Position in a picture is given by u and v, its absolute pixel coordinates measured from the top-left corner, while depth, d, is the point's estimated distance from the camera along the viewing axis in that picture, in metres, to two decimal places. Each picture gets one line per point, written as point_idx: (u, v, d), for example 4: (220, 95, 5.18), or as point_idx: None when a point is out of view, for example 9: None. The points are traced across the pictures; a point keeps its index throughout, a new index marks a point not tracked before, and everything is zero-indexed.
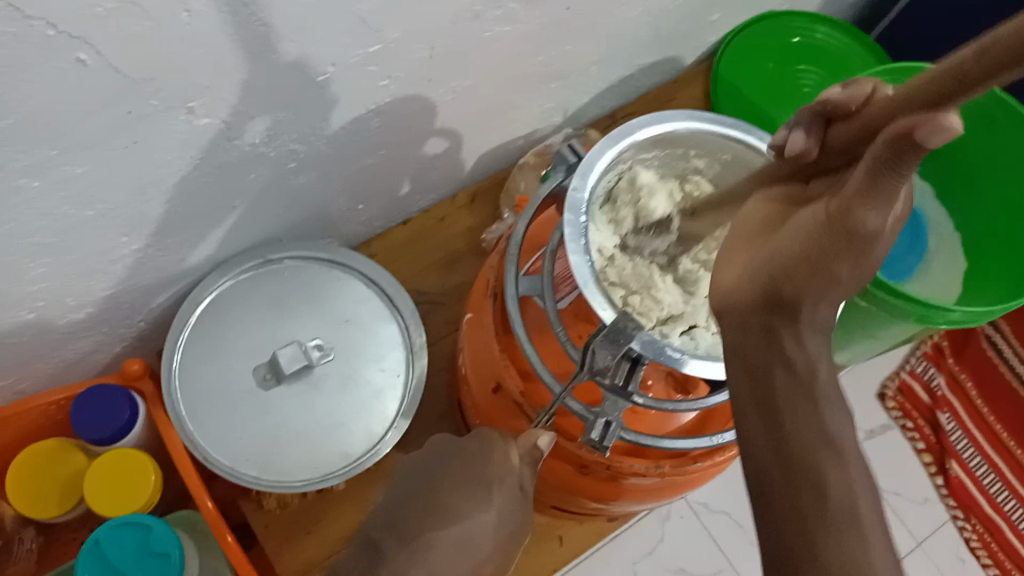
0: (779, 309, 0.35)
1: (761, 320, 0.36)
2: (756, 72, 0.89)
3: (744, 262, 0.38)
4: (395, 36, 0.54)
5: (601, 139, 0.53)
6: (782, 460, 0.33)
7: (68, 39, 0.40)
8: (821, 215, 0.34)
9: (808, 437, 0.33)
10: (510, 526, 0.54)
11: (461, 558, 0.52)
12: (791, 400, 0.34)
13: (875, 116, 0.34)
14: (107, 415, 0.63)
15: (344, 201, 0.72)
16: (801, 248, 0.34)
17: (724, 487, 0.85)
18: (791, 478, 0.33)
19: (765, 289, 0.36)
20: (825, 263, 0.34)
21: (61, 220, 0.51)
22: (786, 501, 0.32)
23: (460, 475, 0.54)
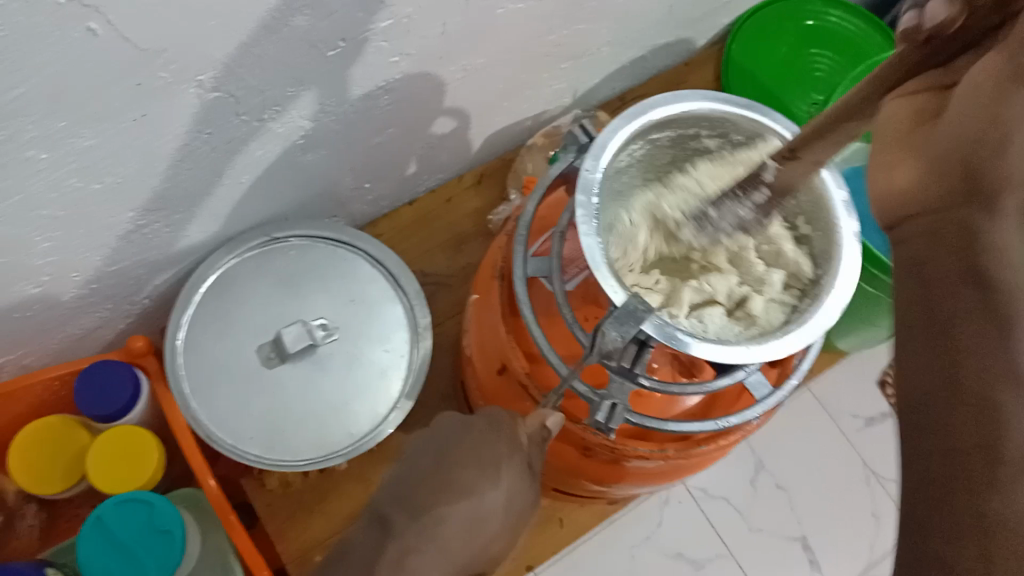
0: (971, 197, 0.29)
1: (953, 218, 0.29)
2: (768, 56, 0.88)
3: (906, 164, 0.31)
4: (407, 12, 0.54)
5: (615, 120, 0.52)
6: (975, 404, 0.27)
7: (80, 8, 0.39)
8: (975, 80, 0.30)
9: (983, 365, 0.27)
10: (519, 504, 0.52)
11: (470, 535, 0.50)
12: (954, 316, 0.28)
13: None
14: (111, 392, 0.63)
15: (351, 179, 0.71)
16: (959, 134, 0.29)
17: (725, 471, 0.85)
18: (959, 434, 0.27)
19: (960, 176, 0.29)
20: (999, 141, 0.28)
21: (68, 194, 0.51)
22: (943, 440, 0.27)
23: (470, 449, 0.52)
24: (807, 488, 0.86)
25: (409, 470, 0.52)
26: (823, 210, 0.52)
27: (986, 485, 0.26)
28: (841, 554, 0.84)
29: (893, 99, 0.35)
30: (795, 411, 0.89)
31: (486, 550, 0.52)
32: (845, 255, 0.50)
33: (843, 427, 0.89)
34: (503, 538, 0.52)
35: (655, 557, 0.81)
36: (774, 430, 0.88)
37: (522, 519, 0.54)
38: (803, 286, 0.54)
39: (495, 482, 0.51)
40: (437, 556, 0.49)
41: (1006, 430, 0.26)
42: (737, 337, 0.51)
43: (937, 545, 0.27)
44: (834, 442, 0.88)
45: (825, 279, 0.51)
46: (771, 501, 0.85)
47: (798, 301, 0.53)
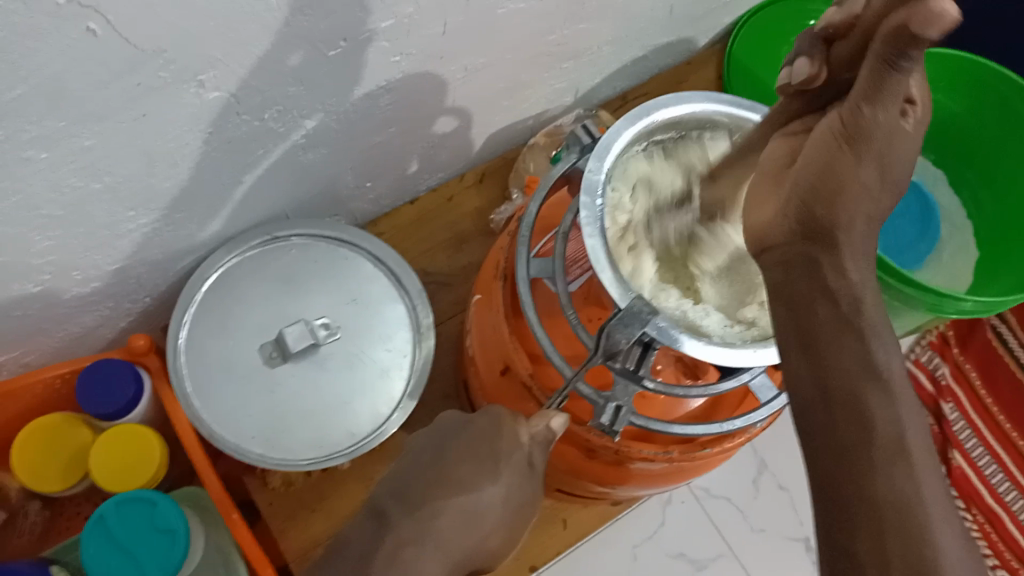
0: (815, 231, 0.40)
1: (802, 249, 0.41)
2: (771, 54, 0.87)
3: (772, 202, 0.43)
4: (407, 12, 0.54)
5: (619, 121, 0.52)
6: (846, 393, 0.37)
7: (79, 8, 0.39)
8: (829, 126, 0.40)
9: (849, 362, 0.37)
10: (522, 500, 0.53)
11: (468, 529, 0.51)
12: (825, 331, 0.38)
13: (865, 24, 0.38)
14: (113, 390, 0.63)
15: (352, 178, 0.71)
16: (816, 169, 0.40)
17: (726, 470, 0.85)
18: (836, 425, 0.36)
19: (802, 223, 0.41)
20: (843, 181, 0.39)
21: (68, 193, 0.51)
22: (837, 437, 0.36)
23: (468, 446, 0.53)
24: (809, 488, 0.86)
25: (410, 465, 0.54)
26: None
27: (868, 471, 0.35)
28: None
29: (773, 141, 0.45)
30: None
31: (485, 545, 0.52)
32: None
33: None
34: (504, 533, 0.53)
35: (656, 556, 0.81)
36: (776, 430, 0.88)
37: (525, 515, 0.54)
38: None
39: (493, 479, 0.52)
40: (435, 551, 0.50)
41: (877, 425, 0.36)
42: (740, 338, 0.50)
43: (852, 527, 0.35)
44: None
45: None
46: (771, 500, 0.85)
47: None
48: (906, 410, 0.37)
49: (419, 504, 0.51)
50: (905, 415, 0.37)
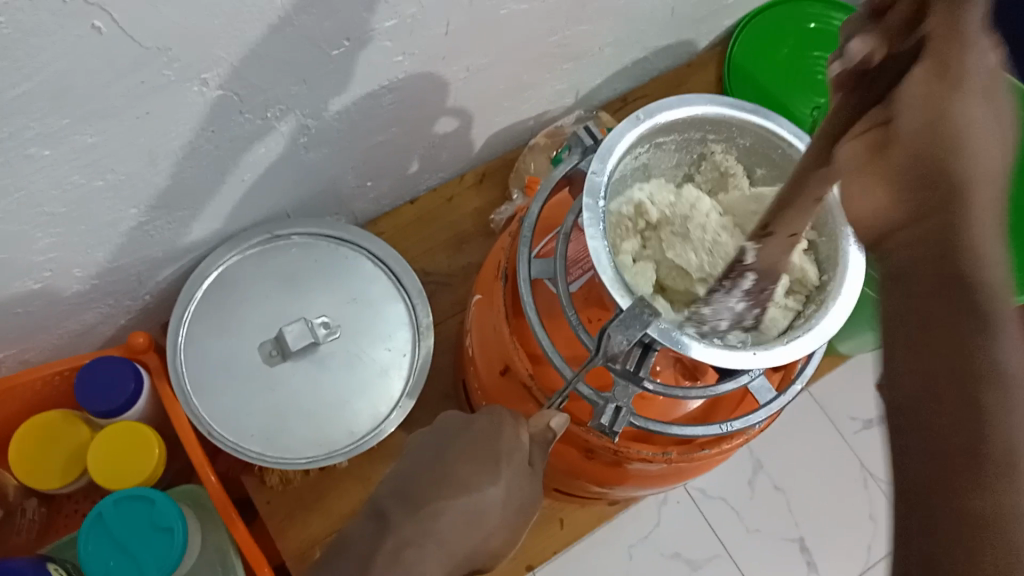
0: (934, 187, 0.30)
1: (923, 224, 0.30)
2: (771, 57, 0.88)
3: (879, 188, 0.32)
4: (411, 12, 0.54)
5: (621, 123, 0.52)
6: (966, 391, 0.27)
7: (84, 6, 0.39)
8: (917, 86, 0.32)
9: (975, 359, 0.28)
10: (523, 501, 0.52)
11: (468, 529, 0.50)
12: (947, 320, 0.28)
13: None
14: (112, 387, 0.63)
15: (353, 177, 0.71)
16: (914, 139, 0.31)
17: (722, 471, 0.86)
18: (948, 438, 0.28)
19: (912, 208, 0.30)
20: (953, 145, 0.30)
21: (71, 190, 0.51)
22: (939, 442, 0.28)
23: (470, 446, 0.52)
24: (804, 490, 0.86)
25: (411, 467, 0.53)
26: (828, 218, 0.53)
27: (974, 485, 0.27)
28: (836, 556, 0.84)
29: (845, 142, 0.36)
30: (794, 413, 0.89)
31: (485, 545, 0.52)
32: (851, 263, 0.51)
33: (839, 430, 0.89)
34: (507, 534, 0.52)
35: (651, 556, 0.81)
36: (772, 432, 0.88)
37: (528, 517, 0.53)
38: (809, 292, 0.55)
39: (494, 479, 0.51)
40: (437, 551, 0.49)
41: (987, 426, 0.27)
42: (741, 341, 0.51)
43: (935, 554, 0.27)
44: (831, 443, 0.89)
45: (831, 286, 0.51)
46: (767, 502, 0.85)
47: (802, 308, 0.54)
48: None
49: (420, 504, 0.50)
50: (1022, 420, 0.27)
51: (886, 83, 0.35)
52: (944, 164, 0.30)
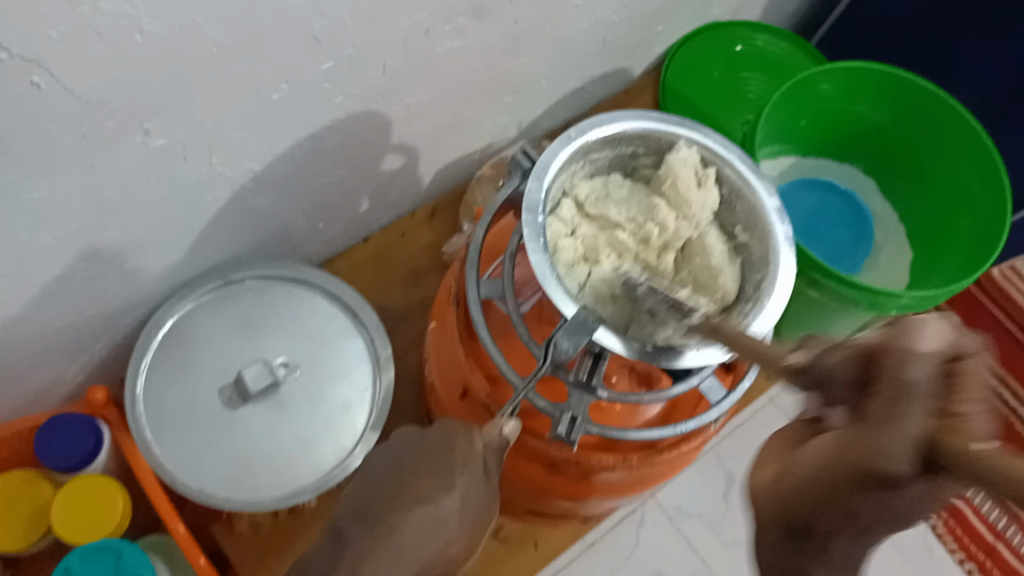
0: (800, 534, 0.32)
1: (785, 540, 0.33)
2: (702, 80, 0.91)
3: (777, 469, 0.34)
4: (347, 54, 0.55)
5: (553, 143, 0.54)
6: None
7: (23, 63, 0.40)
8: (849, 439, 0.29)
9: None
10: (480, 510, 0.50)
11: (426, 540, 0.48)
12: None
13: (975, 387, 0.28)
14: (72, 444, 0.62)
15: (305, 220, 0.73)
16: (819, 484, 0.31)
17: (695, 486, 0.87)
18: None
19: (796, 523, 0.32)
20: (884, 486, 0.28)
21: (19, 247, 0.51)
22: None
23: (424, 461, 0.51)
24: None
25: (367, 486, 0.51)
26: (756, 217, 0.55)
27: None
28: None
29: (809, 444, 0.32)
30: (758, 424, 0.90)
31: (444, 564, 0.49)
32: (780, 258, 0.52)
33: None
34: (466, 543, 0.49)
35: None
36: (739, 444, 0.89)
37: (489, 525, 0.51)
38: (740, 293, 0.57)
39: (449, 490, 0.49)
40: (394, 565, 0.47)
41: None
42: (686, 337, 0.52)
43: None
44: None
45: (764, 282, 0.53)
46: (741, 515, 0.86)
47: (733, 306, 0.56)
48: None
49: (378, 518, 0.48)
50: None
51: (836, 396, 0.30)
52: (823, 494, 0.31)
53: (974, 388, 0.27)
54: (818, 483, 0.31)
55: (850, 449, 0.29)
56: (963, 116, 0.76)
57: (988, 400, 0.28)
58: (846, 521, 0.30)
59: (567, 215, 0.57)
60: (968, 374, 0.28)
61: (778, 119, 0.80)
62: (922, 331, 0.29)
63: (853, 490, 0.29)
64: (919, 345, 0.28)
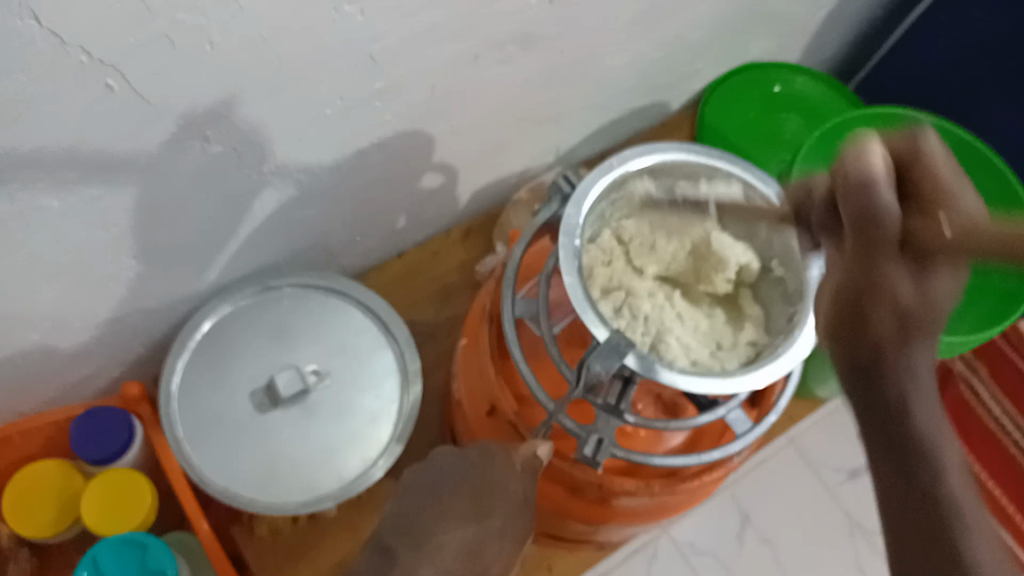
0: (856, 298, 0.36)
1: (852, 362, 0.36)
2: (739, 119, 0.93)
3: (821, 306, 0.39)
4: (399, 74, 0.57)
5: (593, 170, 0.55)
6: (885, 406, 0.35)
7: (100, 66, 0.42)
8: (860, 242, 0.36)
9: (919, 381, 0.35)
10: (517, 532, 0.53)
11: (470, 558, 0.51)
12: (882, 386, 0.35)
13: (921, 175, 0.38)
14: (106, 437, 0.64)
15: (343, 232, 0.75)
16: (846, 286, 0.36)
17: (710, 522, 0.87)
18: (898, 413, 0.35)
19: (849, 355, 0.36)
20: (878, 260, 0.36)
21: (75, 241, 0.53)
22: (897, 433, 0.35)
23: (467, 484, 0.53)
24: (791, 541, 0.87)
25: (411, 505, 0.54)
26: (793, 252, 0.56)
27: (906, 480, 0.34)
28: None
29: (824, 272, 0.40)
30: (777, 463, 0.91)
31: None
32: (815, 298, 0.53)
33: (824, 481, 0.91)
34: (504, 561, 0.53)
35: None
36: (758, 481, 0.89)
37: (523, 545, 0.54)
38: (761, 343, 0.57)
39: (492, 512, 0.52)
40: None
41: (929, 453, 0.34)
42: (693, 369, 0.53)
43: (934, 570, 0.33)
44: (817, 495, 0.90)
45: (798, 317, 0.53)
46: (756, 555, 0.86)
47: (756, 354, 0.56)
48: (939, 427, 0.35)
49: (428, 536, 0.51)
50: (947, 444, 0.35)
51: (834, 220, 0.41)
52: (884, 279, 0.35)
53: (939, 174, 0.38)
54: (856, 277, 0.36)
55: (845, 271, 0.37)
56: (1000, 170, 0.77)
57: (950, 170, 0.39)
58: (863, 323, 0.36)
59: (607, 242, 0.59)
60: (917, 156, 0.38)
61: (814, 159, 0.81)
62: (872, 156, 0.36)
63: (874, 270, 0.36)
64: (871, 164, 0.36)
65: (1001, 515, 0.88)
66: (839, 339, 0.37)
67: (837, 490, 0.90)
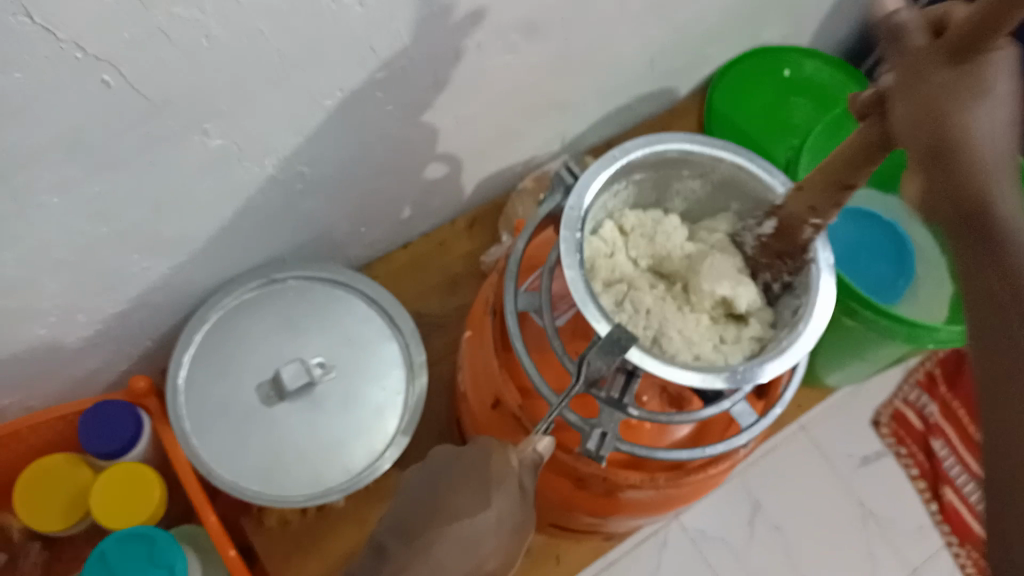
0: (941, 97, 0.38)
1: (931, 168, 0.38)
2: (748, 104, 0.92)
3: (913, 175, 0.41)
4: (401, 64, 0.57)
5: (595, 161, 0.54)
6: (963, 210, 0.37)
7: (96, 62, 0.42)
8: (908, 61, 0.40)
9: (993, 160, 0.37)
10: (517, 521, 0.49)
11: (465, 553, 0.48)
12: (959, 175, 0.37)
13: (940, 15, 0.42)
14: (114, 431, 0.64)
15: (348, 224, 0.74)
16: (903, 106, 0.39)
17: (719, 511, 0.86)
18: (977, 212, 0.36)
19: (936, 152, 0.38)
20: (925, 65, 0.39)
21: (78, 237, 0.53)
22: (979, 225, 0.36)
23: (463, 477, 0.50)
24: (802, 529, 0.87)
25: (406, 500, 0.51)
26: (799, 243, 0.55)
27: (995, 260, 0.36)
28: None
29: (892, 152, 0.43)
30: (786, 451, 0.90)
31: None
32: (821, 291, 0.52)
33: (835, 468, 0.90)
34: (504, 553, 0.49)
35: None
36: (768, 469, 0.89)
37: (526, 536, 0.50)
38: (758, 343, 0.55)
39: (485, 506, 0.49)
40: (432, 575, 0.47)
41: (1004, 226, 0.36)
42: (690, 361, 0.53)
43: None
44: (828, 482, 0.90)
45: (803, 311, 0.52)
46: (766, 542, 0.86)
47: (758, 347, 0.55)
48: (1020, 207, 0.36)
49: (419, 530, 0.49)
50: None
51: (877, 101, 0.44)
52: (937, 75, 0.38)
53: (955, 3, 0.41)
54: (908, 92, 0.39)
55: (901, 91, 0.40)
56: None
57: None
58: (936, 118, 0.38)
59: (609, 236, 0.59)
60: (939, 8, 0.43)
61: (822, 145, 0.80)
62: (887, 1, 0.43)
63: (926, 73, 0.39)
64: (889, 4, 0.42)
65: None
66: (924, 151, 0.38)
67: (848, 477, 0.90)
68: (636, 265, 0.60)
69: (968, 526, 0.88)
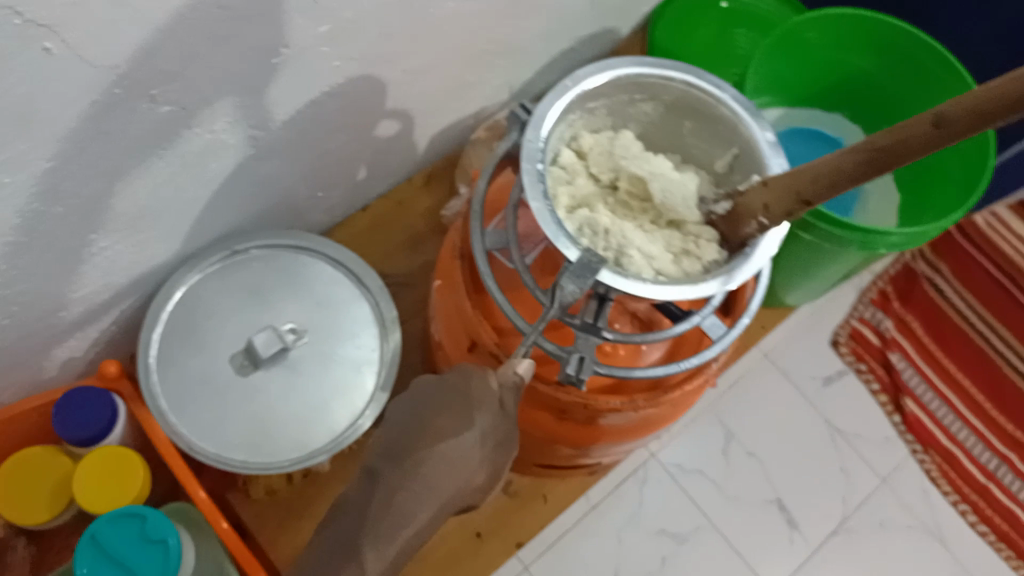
0: None
1: None
2: (689, 40, 0.93)
3: None
4: (345, 16, 0.56)
5: (549, 93, 0.55)
6: None
7: (36, 28, 0.41)
8: None
9: None
10: (501, 441, 0.50)
11: (452, 473, 0.48)
12: None
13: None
14: (90, 416, 0.63)
15: (305, 189, 0.74)
16: None
17: (695, 439, 0.89)
18: None
19: None
20: None
21: (32, 219, 0.52)
22: None
23: (444, 404, 0.51)
24: (775, 449, 0.90)
25: (390, 428, 0.51)
26: (755, 156, 0.56)
27: None
28: (814, 510, 0.88)
29: None
30: (755, 376, 0.93)
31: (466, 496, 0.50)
32: None
33: (801, 387, 0.93)
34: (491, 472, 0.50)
35: (640, 535, 0.84)
36: (739, 395, 0.92)
37: (511, 456, 0.51)
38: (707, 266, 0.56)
39: (467, 427, 0.49)
40: (424, 500, 0.48)
41: None
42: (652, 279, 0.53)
43: None
44: (796, 401, 0.92)
45: None
46: (741, 466, 0.89)
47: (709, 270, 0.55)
48: None
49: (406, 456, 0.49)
50: None
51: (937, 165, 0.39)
52: None
53: None
54: None
55: None
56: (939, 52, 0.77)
57: None
58: None
59: (569, 162, 0.59)
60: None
61: (766, 69, 0.82)
62: None
63: None
64: None
65: (973, 404, 0.94)
66: None
67: (816, 395, 0.93)
68: (597, 181, 0.60)
69: (930, 432, 0.93)
